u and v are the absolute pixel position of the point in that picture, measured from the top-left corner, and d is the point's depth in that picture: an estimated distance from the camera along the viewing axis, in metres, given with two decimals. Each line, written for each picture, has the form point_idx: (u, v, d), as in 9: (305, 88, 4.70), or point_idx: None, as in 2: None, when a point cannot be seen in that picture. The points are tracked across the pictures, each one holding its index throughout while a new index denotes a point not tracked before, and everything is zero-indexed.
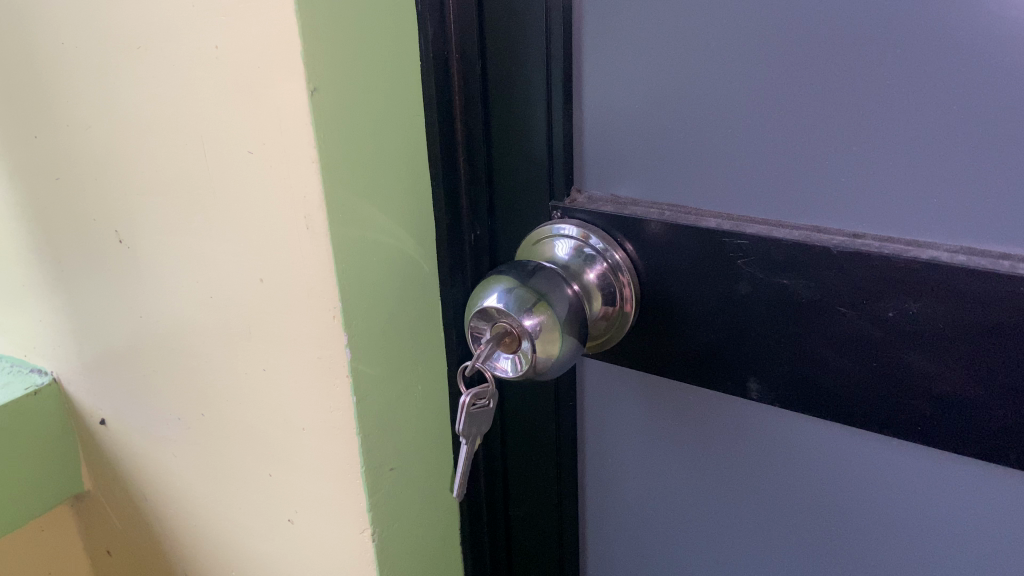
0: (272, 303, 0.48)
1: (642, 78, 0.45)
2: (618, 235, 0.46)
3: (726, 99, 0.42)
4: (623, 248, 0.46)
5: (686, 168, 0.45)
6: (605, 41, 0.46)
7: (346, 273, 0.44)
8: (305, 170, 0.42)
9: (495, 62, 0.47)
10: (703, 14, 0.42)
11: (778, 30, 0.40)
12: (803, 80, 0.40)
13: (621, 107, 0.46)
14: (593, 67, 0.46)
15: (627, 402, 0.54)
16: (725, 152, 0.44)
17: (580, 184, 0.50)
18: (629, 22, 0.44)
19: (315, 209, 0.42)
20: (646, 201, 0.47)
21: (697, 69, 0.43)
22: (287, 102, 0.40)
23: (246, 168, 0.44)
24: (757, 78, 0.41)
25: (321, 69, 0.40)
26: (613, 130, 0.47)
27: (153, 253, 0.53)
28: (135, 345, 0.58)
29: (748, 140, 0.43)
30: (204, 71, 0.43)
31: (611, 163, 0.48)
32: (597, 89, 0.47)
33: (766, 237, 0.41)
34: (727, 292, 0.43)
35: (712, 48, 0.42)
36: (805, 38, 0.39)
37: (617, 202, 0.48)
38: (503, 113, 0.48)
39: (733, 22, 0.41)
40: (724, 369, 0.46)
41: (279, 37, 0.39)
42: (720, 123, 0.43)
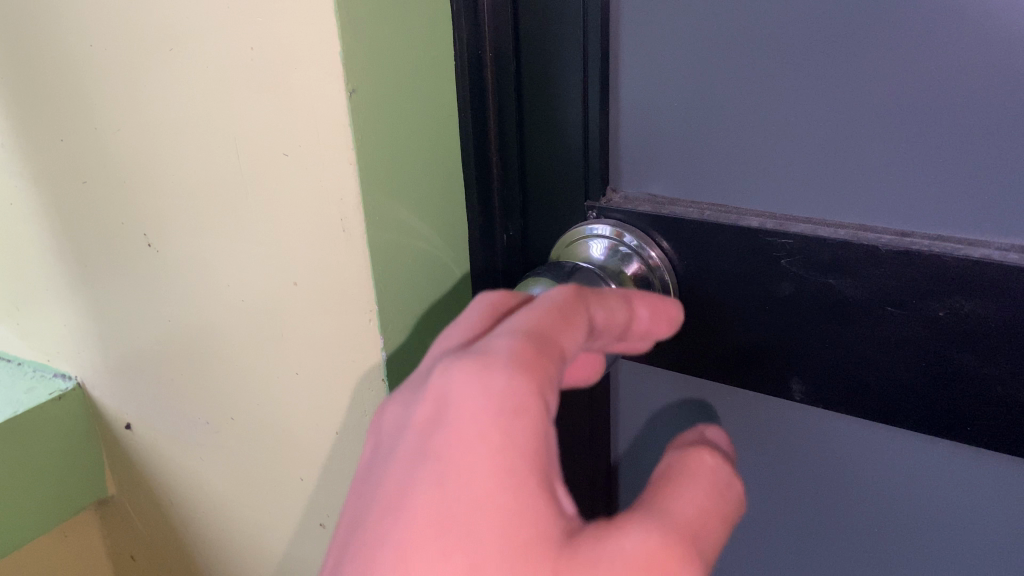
0: (305, 306, 0.47)
1: (679, 77, 0.44)
2: (654, 232, 0.46)
3: (767, 96, 0.41)
4: (658, 244, 0.46)
5: (725, 168, 0.45)
6: (641, 38, 0.45)
7: (383, 276, 0.44)
8: (342, 172, 0.41)
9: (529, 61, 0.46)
10: (745, 9, 0.40)
11: (822, 27, 0.38)
12: (850, 77, 0.39)
13: (658, 105, 0.46)
14: (631, 64, 0.46)
15: (658, 405, 0.53)
16: (766, 150, 0.43)
17: (616, 183, 0.49)
18: (666, 19, 0.43)
19: (352, 211, 0.42)
20: (684, 200, 0.47)
21: (736, 67, 0.42)
22: (325, 103, 0.40)
23: (282, 170, 0.44)
24: (802, 75, 0.40)
25: (359, 70, 0.39)
26: (650, 129, 0.47)
27: (182, 256, 0.52)
28: (163, 348, 0.58)
29: (790, 138, 0.42)
30: (239, 72, 0.43)
31: (648, 161, 0.47)
32: (634, 87, 0.46)
33: (811, 236, 0.40)
34: (770, 292, 0.43)
35: (754, 44, 0.41)
36: (850, 35, 0.38)
37: (654, 201, 0.47)
38: (537, 113, 0.47)
39: (773, 20, 0.40)
40: (767, 370, 0.45)
41: (317, 37, 0.38)
42: (761, 121, 0.42)
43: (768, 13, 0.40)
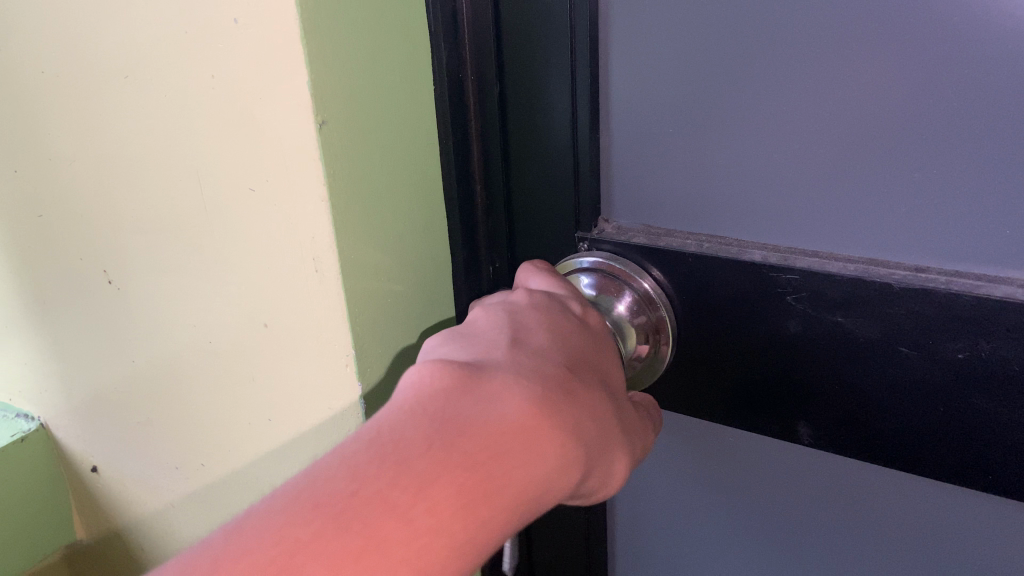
0: (275, 349, 0.44)
1: (673, 102, 0.41)
2: (647, 262, 0.43)
3: (769, 121, 0.39)
4: (650, 274, 0.43)
5: (724, 197, 0.42)
6: (632, 60, 0.42)
7: (359, 318, 0.41)
8: (314, 208, 0.38)
9: (514, 85, 0.43)
10: (742, 30, 0.37)
11: (829, 49, 0.36)
12: (859, 102, 0.36)
13: (650, 131, 0.43)
14: (620, 88, 0.43)
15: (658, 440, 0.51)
16: (769, 179, 0.40)
17: (608, 213, 0.46)
18: (656, 42, 0.40)
19: (324, 251, 0.39)
20: (681, 231, 0.44)
21: (735, 90, 0.39)
22: (293, 136, 0.37)
23: (249, 205, 0.41)
24: (806, 99, 0.37)
25: (329, 99, 0.36)
26: (643, 156, 0.44)
27: (145, 294, 0.49)
28: (128, 389, 0.54)
29: (794, 166, 0.39)
30: (201, 103, 0.39)
31: (641, 190, 0.45)
32: (625, 111, 0.43)
33: (820, 272, 0.38)
34: (775, 330, 0.40)
35: (753, 69, 0.38)
36: (859, 57, 0.35)
37: (648, 233, 0.45)
38: (524, 139, 0.44)
39: (773, 40, 0.37)
40: (773, 412, 0.42)
41: (284, 65, 0.35)
42: (762, 147, 0.39)
43: (768, 36, 0.37)
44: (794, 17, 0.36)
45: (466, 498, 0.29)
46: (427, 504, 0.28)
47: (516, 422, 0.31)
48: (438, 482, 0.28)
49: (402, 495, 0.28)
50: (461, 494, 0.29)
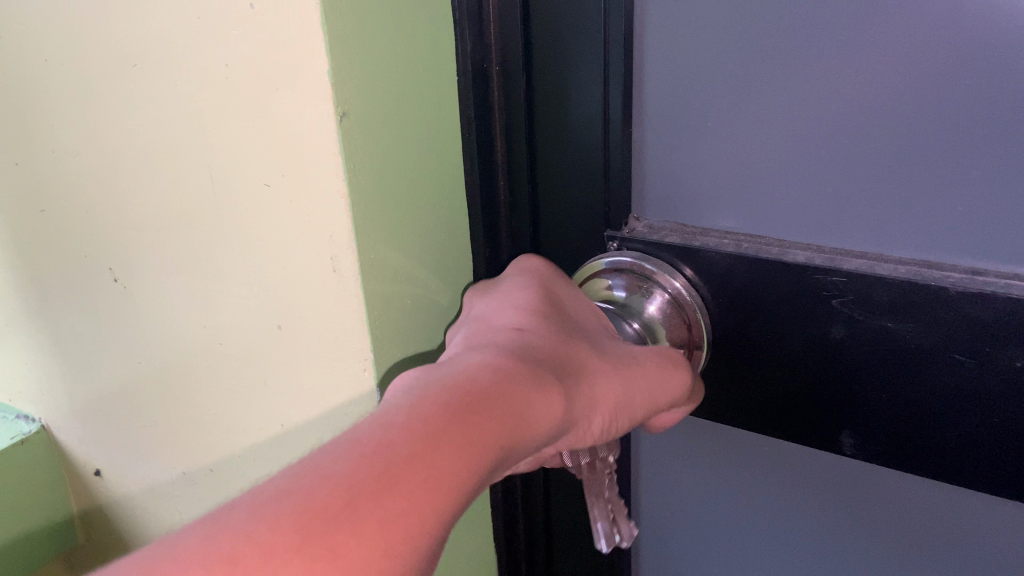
0: (288, 352, 0.42)
1: (709, 95, 0.39)
2: (680, 261, 0.41)
3: (813, 114, 0.36)
4: (682, 273, 0.41)
5: (764, 195, 0.40)
6: (667, 50, 0.39)
7: (379, 321, 0.39)
8: (333, 205, 0.36)
9: (541, 76, 0.41)
10: (786, 19, 0.35)
11: (881, 40, 0.33)
12: (914, 96, 0.33)
13: (683, 126, 0.41)
14: (655, 80, 0.41)
15: (687, 447, 0.49)
16: (813, 175, 0.38)
17: (639, 211, 0.44)
18: (691, 33, 0.38)
19: (343, 250, 0.37)
20: (717, 230, 0.42)
21: (779, 82, 0.37)
22: (312, 129, 0.35)
23: (264, 202, 0.39)
24: (856, 91, 0.35)
25: (350, 90, 0.34)
26: (678, 151, 0.41)
27: (152, 293, 0.47)
28: (134, 391, 0.52)
29: (842, 162, 0.37)
30: (214, 94, 0.37)
31: (674, 187, 0.42)
32: (658, 105, 0.41)
33: (869, 275, 0.36)
34: (818, 335, 0.38)
35: (796, 61, 0.36)
36: (917, 46, 0.33)
37: (682, 232, 0.43)
38: (551, 132, 0.42)
39: (821, 28, 0.35)
40: (814, 421, 0.41)
41: (303, 53, 0.33)
42: (807, 141, 0.37)
43: (815, 26, 0.35)
44: (844, 6, 0.34)
45: (464, 421, 0.28)
46: (429, 433, 0.27)
47: (483, 360, 0.31)
48: (425, 411, 0.28)
49: (398, 428, 0.27)
50: (454, 419, 0.28)
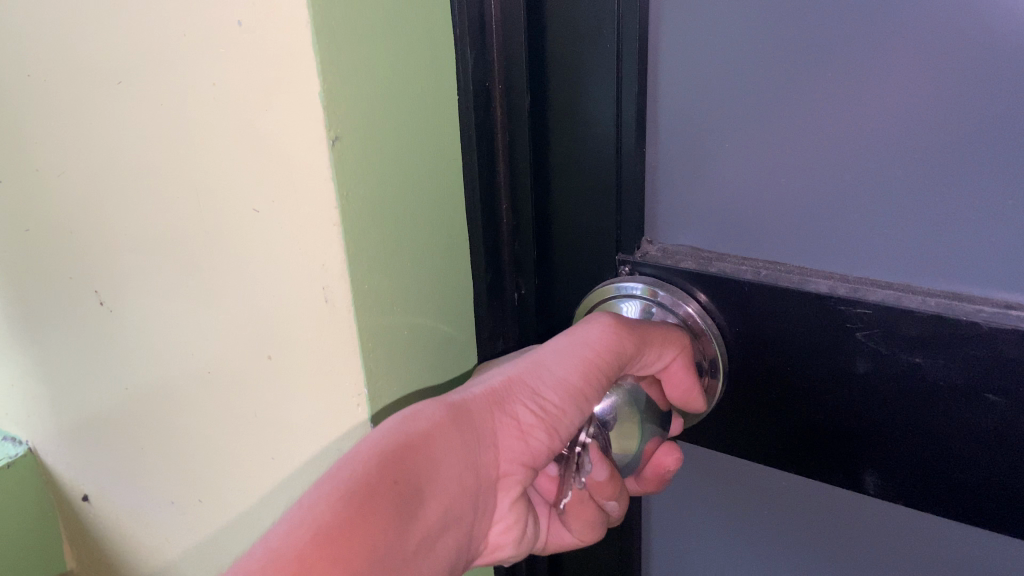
0: (278, 383, 0.40)
1: (724, 116, 0.37)
2: (693, 286, 0.39)
3: (833, 133, 0.34)
4: (695, 299, 0.39)
5: (781, 219, 0.38)
6: (680, 66, 0.38)
7: (375, 352, 0.37)
8: (326, 231, 0.34)
9: (550, 89, 0.39)
10: (801, 36, 0.34)
11: (905, 61, 0.31)
12: (941, 117, 0.32)
13: (696, 147, 0.39)
14: (666, 98, 0.39)
15: (700, 479, 0.47)
16: (834, 200, 0.36)
17: (653, 233, 0.42)
18: (701, 50, 0.37)
19: (336, 279, 0.35)
20: (733, 255, 0.40)
21: (796, 101, 0.35)
22: (305, 153, 0.33)
23: (252, 228, 0.37)
24: (878, 112, 0.33)
25: (343, 112, 0.32)
26: (692, 172, 0.39)
27: (138, 318, 0.45)
28: (121, 417, 0.50)
29: (863, 187, 0.35)
30: (202, 115, 0.36)
31: (689, 210, 0.41)
32: (670, 125, 0.39)
33: (895, 307, 0.34)
34: (841, 369, 0.36)
35: (814, 82, 0.34)
36: (943, 65, 0.31)
37: (698, 257, 0.41)
38: (561, 147, 0.40)
39: (838, 45, 0.33)
40: (836, 457, 0.39)
41: (294, 75, 0.32)
42: (827, 163, 0.35)
43: (833, 43, 0.33)
44: (864, 22, 0.32)
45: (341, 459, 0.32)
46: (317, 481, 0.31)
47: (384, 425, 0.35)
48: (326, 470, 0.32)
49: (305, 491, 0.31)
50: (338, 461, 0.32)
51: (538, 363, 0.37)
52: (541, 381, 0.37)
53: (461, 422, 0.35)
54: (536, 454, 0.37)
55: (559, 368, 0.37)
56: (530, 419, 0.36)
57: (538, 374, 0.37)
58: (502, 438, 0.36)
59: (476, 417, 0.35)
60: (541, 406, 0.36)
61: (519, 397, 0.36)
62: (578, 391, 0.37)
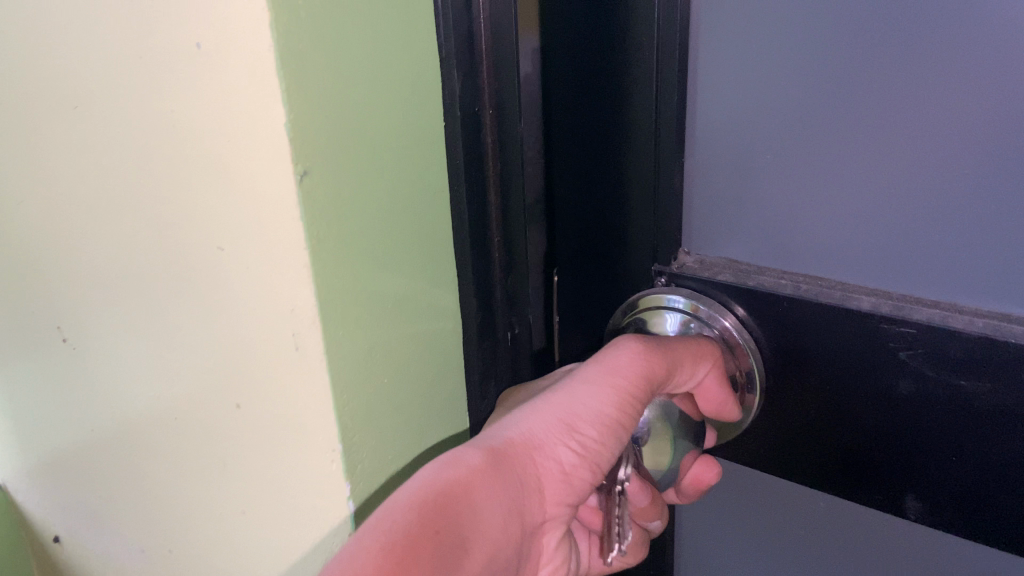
0: (246, 435, 0.36)
1: (762, 125, 0.37)
2: (731, 299, 0.39)
3: (880, 142, 0.34)
4: (733, 312, 0.39)
5: (825, 231, 0.37)
6: (722, 73, 0.37)
7: (350, 405, 0.33)
8: (295, 273, 0.31)
9: (588, 94, 0.38)
10: (847, 40, 0.33)
11: (960, 68, 0.31)
12: (994, 125, 0.31)
13: (734, 157, 0.38)
14: (707, 107, 0.38)
15: (734, 497, 0.48)
16: (878, 211, 0.35)
17: (689, 244, 0.42)
18: (736, 58, 0.36)
19: (306, 326, 0.32)
20: (773, 269, 0.39)
21: (841, 109, 0.34)
22: (270, 188, 0.30)
23: (216, 267, 0.34)
24: (926, 119, 0.32)
25: (312, 144, 0.30)
26: (732, 184, 0.39)
27: (102, 357, 0.42)
28: (88, 460, 0.47)
29: (910, 196, 0.34)
30: (161, 145, 0.33)
31: (724, 222, 0.40)
32: (706, 135, 0.39)
33: (940, 329, 0.34)
34: (882, 390, 0.36)
35: (855, 90, 0.33)
36: (994, 71, 0.30)
37: (737, 269, 0.40)
38: (599, 153, 0.40)
39: (883, 45, 0.32)
40: (876, 477, 0.39)
41: (257, 104, 0.29)
42: (872, 171, 0.34)
43: (878, 48, 0.32)
44: (911, 28, 0.31)
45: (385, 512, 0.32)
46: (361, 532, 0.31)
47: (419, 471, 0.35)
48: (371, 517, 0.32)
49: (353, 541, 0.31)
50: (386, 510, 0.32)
51: (571, 403, 0.38)
52: (579, 416, 0.37)
53: (500, 467, 0.35)
54: (580, 492, 0.38)
55: (596, 404, 0.37)
56: (571, 459, 0.37)
57: (576, 409, 0.37)
58: (543, 481, 0.37)
59: (514, 462, 0.36)
60: (582, 445, 0.37)
61: (558, 439, 0.37)
62: (616, 423, 0.38)
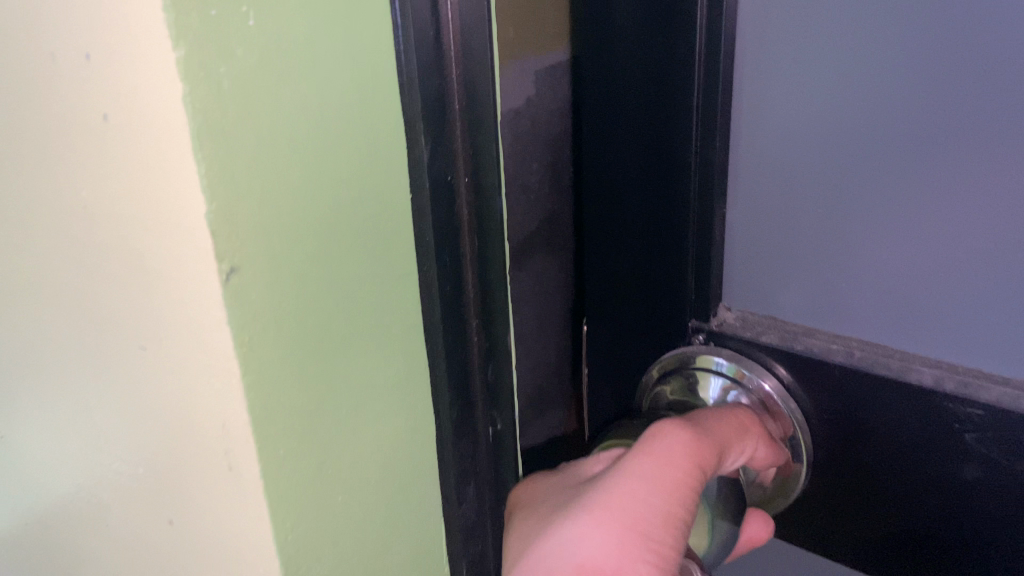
0: (183, 555, 0.32)
1: (793, 198, 0.40)
2: (773, 360, 0.42)
3: (910, 199, 0.36)
4: (777, 375, 0.42)
5: (857, 286, 0.40)
6: (763, 133, 0.40)
7: (292, 535, 0.28)
8: (223, 384, 0.26)
9: (656, 103, 0.40)
10: (885, 94, 0.35)
11: (983, 131, 0.33)
12: (1018, 186, 0.33)
13: (775, 221, 0.41)
14: (746, 167, 0.41)
15: None
16: (907, 264, 0.38)
17: (728, 300, 0.45)
18: (778, 128, 0.39)
19: (240, 445, 0.27)
20: (821, 330, 0.42)
21: (870, 164, 0.37)
22: (193, 287, 0.25)
23: (140, 370, 0.29)
24: (958, 177, 0.35)
25: (241, 236, 0.25)
26: (768, 238, 0.42)
27: (27, 453, 0.37)
28: (21, 559, 0.42)
29: (936, 248, 0.37)
30: (75, 229, 0.28)
31: (756, 280, 0.43)
32: (747, 193, 0.42)
33: (1010, 407, 0.35)
34: (950, 474, 0.38)
35: (907, 164, 0.36)
36: (1017, 129, 0.33)
37: (780, 328, 0.43)
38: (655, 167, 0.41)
39: (916, 99, 0.35)
40: (935, 562, 0.40)
41: (175, 190, 0.24)
42: (904, 222, 0.37)
43: (917, 103, 0.35)
44: (932, 94, 0.34)
45: None
46: None
47: None
48: None
49: None
50: None
51: (638, 510, 0.35)
52: (640, 520, 0.35)
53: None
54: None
55: (653, 504, 0.36)
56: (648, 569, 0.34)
57: (632, 509, 0.36)
58: None
59: None
60: (655, 552, 0.34)
61: (630, 555, 0.34)
62: (682, 520, 0.36)
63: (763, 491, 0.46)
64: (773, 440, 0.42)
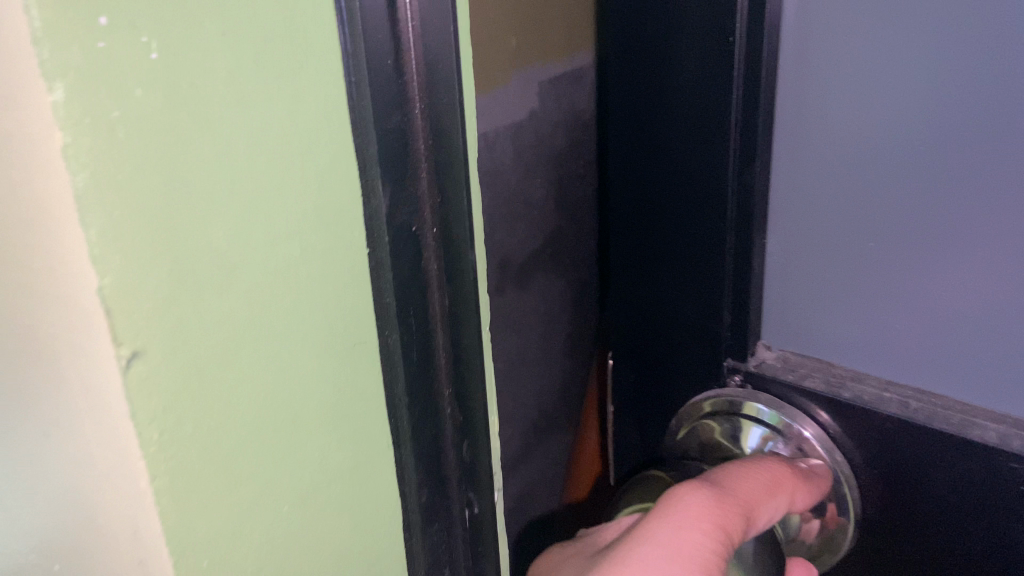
0: None
1: (829, 219, 0.41)
2: (814, 405, 0.45)
3: (919, 242, 0.38)
4: (816, 419, 0.45)
5: (901, 318, 0.40)
6: (795, 167, 0.41)
7: None
8: (127, 488, 0.22)
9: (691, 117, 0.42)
10: (914, 130, 0.36)
11: (1005, 191, 0.34)
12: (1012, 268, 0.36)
13: (808, 233, 0.42)
14: (778, 199, 0.43)
15: None
16: (945, 295, 0.38)
17: (768, 339, 0.47)
18: (813, 142, 0.40)
19: (151, 557, 0.22)
20: (872, 377, 0.43)
21: (889, 192, 0.38)
22: (88, 372, 0.21)
23: (41, 456, 0.24)
24: (975, 225, 0.36)
25: (146, 316, 0.20)
26: (800, 272, 0.43)
27: None
28: None
29: (951, 292, 0.38)
30: None
31: (792, 310, 0.45)
32: (786, 224, 0.43)
33: None
34: (995, 533, 0.40)
35: (920, 204, 0.37)
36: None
37: (828, 374, 0.44)
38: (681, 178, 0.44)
39: (920, 131, 0.36)
40: None
41: (59, 259, 0.20)
42: (901, 259, 0.39)
43: (956, 139, 0.35)
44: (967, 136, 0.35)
45: None
46: None
47: None
48: None
49: None
50: None
51: None
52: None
53: None
54: None
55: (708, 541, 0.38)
56: None
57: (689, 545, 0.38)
58: None
59: None
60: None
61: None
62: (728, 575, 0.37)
63: (809, 549, 0.48)
64: (810, 480, 0.44)
